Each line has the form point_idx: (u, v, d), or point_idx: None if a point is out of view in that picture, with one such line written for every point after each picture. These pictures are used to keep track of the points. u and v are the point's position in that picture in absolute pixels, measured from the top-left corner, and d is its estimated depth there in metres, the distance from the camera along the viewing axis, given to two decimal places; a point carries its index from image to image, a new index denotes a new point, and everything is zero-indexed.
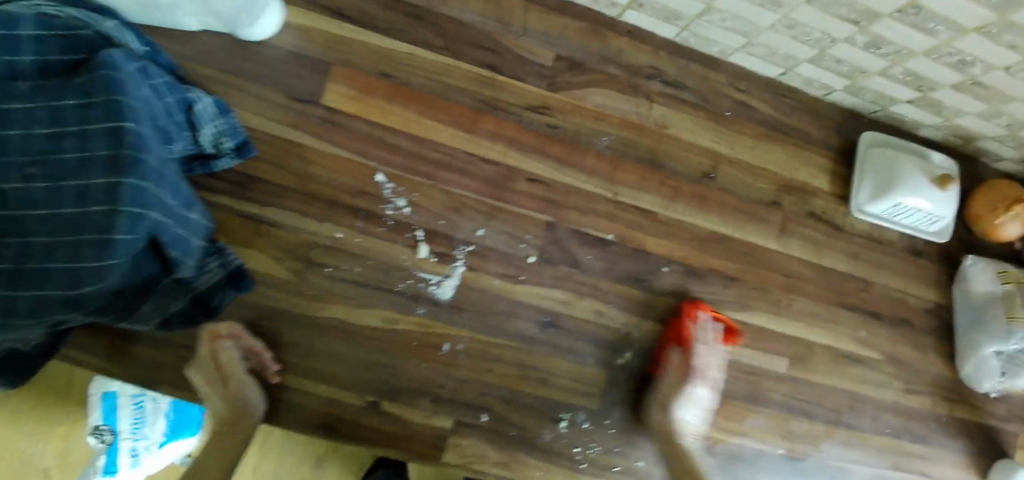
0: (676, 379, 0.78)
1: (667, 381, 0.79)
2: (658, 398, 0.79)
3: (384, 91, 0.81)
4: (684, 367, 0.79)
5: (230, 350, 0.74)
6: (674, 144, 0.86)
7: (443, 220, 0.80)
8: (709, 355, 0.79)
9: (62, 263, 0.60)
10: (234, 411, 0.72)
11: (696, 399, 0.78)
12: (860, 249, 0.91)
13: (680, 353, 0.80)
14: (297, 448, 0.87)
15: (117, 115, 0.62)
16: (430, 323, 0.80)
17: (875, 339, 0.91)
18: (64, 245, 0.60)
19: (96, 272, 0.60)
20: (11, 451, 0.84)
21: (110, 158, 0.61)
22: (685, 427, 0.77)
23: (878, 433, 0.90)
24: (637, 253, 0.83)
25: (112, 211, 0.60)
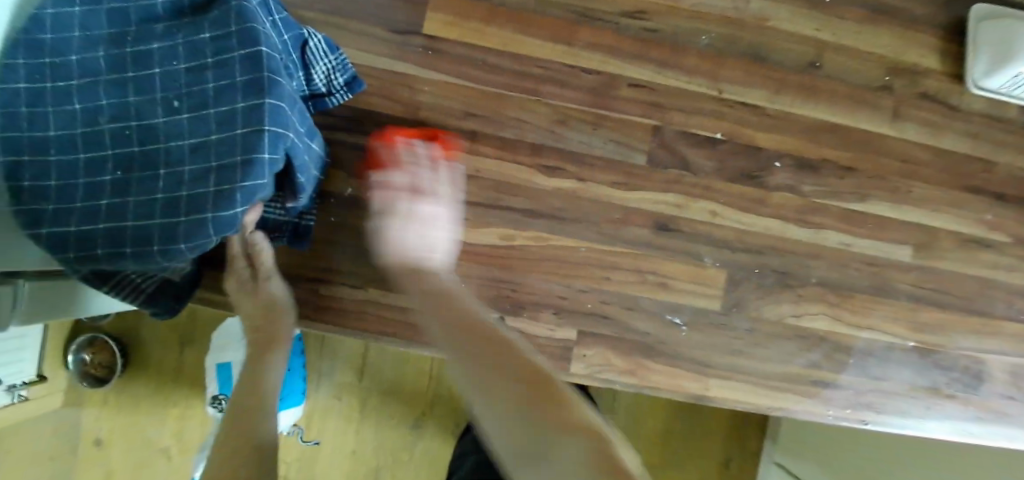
0: (393, 198, 0.74)
1: (384, 203, 0.74)
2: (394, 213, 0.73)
3: (482, 15, 0.84)
4: (401, 185, 0.75)
5: (264, 243, 0.72)
6: (776, 37, 0.84)
7: (550, 133, 0.82)
8: (439, 174, 0.77)
9: (216, 187, 0.58)
10: (269, 308, 0.72)
11: (431, 216, 0.74)
12: (978, 128, 0.87)
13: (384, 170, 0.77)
14: (394, 411, 1.05)
15: (252, 41, 0.60)
16: (546, 236, 0.80)
17: (1001, 221, 0.87)
18: (214, 171, 0.58)
19: (248, 192, 0.58)
20: (137, 431, 0.95)
21: (249, 83, 0.59)
22: (418, 237, 0.71)
23: (1011, 318, 0.87)
24: (748, 149, 0.82)
25: (258, 131, 0.58)
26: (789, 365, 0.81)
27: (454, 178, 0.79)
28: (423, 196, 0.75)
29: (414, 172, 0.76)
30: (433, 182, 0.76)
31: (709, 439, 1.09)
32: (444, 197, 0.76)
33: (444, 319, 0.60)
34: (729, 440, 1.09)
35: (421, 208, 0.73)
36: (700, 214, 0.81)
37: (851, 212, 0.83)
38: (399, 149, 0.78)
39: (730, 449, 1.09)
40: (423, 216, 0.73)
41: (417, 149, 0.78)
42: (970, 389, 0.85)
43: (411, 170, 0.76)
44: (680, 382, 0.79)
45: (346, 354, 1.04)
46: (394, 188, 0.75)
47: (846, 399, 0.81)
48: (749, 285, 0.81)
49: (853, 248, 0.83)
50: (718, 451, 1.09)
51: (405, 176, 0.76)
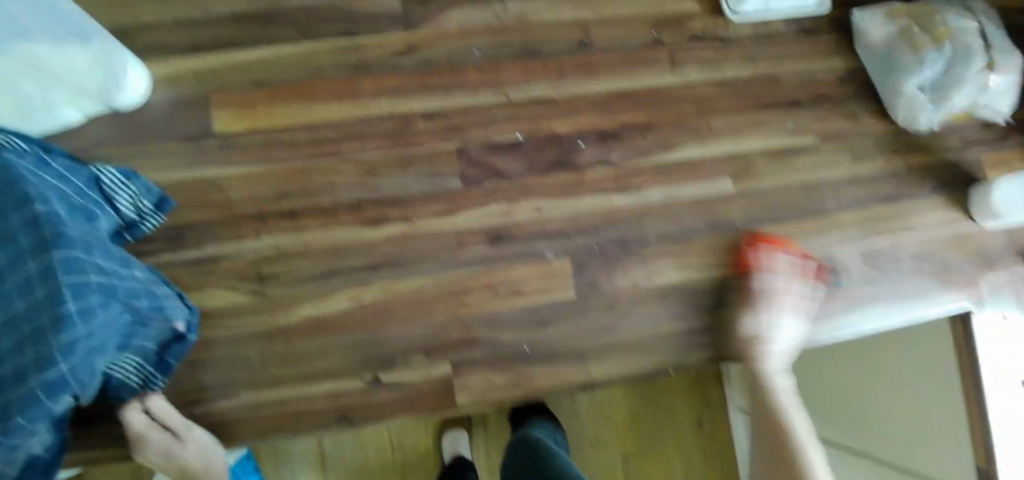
0: (766, 295, 0.82)
1: (763, 308, 0.82)
2: (752, 324, 0.81)
3: (263, 98, 0.83)
4: (764, 278, 0.83)
5: (159, 402, 0.75)
6: (541, 29, 0.88)
7: (364, 187, 0.82)
8: (763, 276, 0.83)
9: (57, 343, 0.58)
10: (199, 452, 0.75)
11: (786, 325, 0.81)
12: (754, 50, 0.92)
13: (756, 275, 0.84)
14: None
15: (23, 200, 0.61)
16: (393, 285, 0.82)
17: (804, 125, 0.92)
18: (50, 328, 0.59)
19: (68, 348, 0.59)
20: None
21: (35, 244, 0.60)
22: (774, 356, 0.78)
23: (845, 209, 0.91)
24: (552, 140, 0.85)
25: (58, 287, 0.59)
26: (656, 325, 0.85)
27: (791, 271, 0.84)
28: (780, 303, 0.81)
29: (776, 284, 0.83)
30: (777, 278, 0.83)
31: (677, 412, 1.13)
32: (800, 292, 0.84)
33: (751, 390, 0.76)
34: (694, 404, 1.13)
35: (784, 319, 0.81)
36: (528, 214, 0.84)
37: (663, 165, 0.87)
38: (771, 259, 0.84)
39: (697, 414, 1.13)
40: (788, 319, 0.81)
41: (775, 270, 0.83)
42: (833, 285, 0.90)
43: (767, 281, 0.83)
44: (562, 376, 0.83)
45: (302, 461, 1.00)
46: (761, 286, 0.83)
47: (721, 336, 0.86)
48: (595, 263, 0.84)
49: (678, 197, 0.87)
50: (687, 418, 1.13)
51: (778, 282, 0.83)
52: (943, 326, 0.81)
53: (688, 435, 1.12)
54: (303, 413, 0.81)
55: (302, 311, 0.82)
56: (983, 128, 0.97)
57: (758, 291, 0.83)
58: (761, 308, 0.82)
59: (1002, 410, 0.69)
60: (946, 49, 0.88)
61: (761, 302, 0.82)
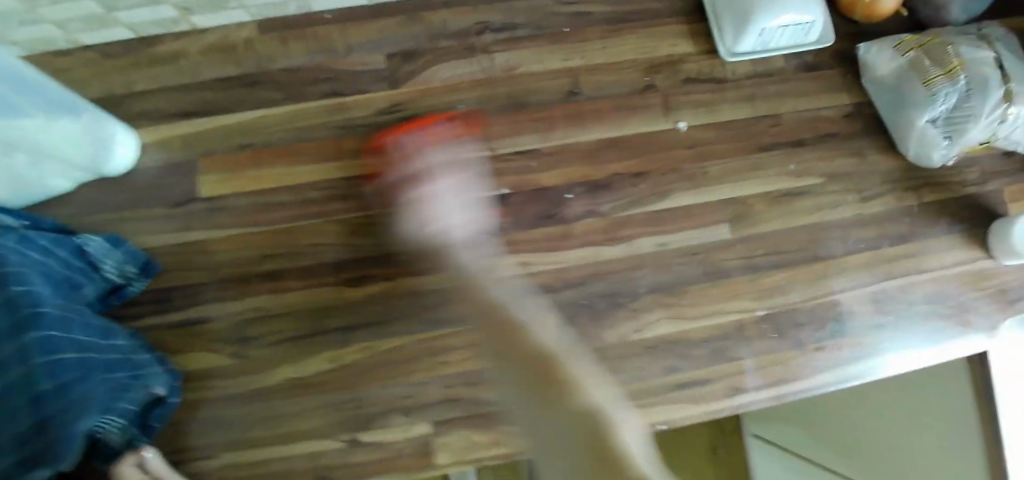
0: (414, 171, 0.80)
1: (408, 180, 0.79)
2: (407, 181, 0.79)
3: (249, 160, 0.84)
4: (435, 157, 0.80)
5: (156, 458, 0.73)
6: (528, 80, 0.86)
7: (348, 247, 0.82)
8: (453, 147, 0.81)
9: (29, 432, 0.54)
10: None
11: (439, 206, 0.78)
12: (751, 90, 0.89)
13: (439, 149, 0.81)
14: None
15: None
16: (375, 345, 0.82)
17: (807, 165, 0.87)
18: (17, 418, 0.54)
19: (40, 438, 0.55)
20: None
21: (4, 327, 0.55)
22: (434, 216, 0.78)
23: (852, 252, 0.86)
24: (539, 192, 0.83)
25: (30, 373, 0.54)
26: (646, 381, 0.81)
27: (461, 153, 0.82)
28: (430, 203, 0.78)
29: (434, 152, 0.80)
30: (440, 164, 0.80)
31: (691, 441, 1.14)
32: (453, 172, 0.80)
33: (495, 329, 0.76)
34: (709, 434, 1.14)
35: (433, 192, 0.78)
36: (513, 269, 0.81)
37: (656, 214, 0.84)
38: (393, 147, 0.82)
39: (711, 441, 1.14)
40: (439, 209, 0.78)
41: (436, 155, 0.80)
42: (836, 334, 0.84)
43: (428, 158, 0.80)
44: None
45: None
46: (413, 163, 0.80)
47: (714, 391, 0.81)
48: (583, 318, 0.81)
49: (670, 246, 0.83)
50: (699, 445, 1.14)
51: (434, 161, 0.80)
52: (958, 387, 0.77)
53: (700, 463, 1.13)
54: (282, 474, 0.79)
55: (285, 372, 0.81)
56: (1000, 161, 0.92)
57: (395, 158, 0.81)
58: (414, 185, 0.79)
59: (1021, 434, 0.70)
60: (958, 83, 0.83)
61: (416, 177, 0.79)
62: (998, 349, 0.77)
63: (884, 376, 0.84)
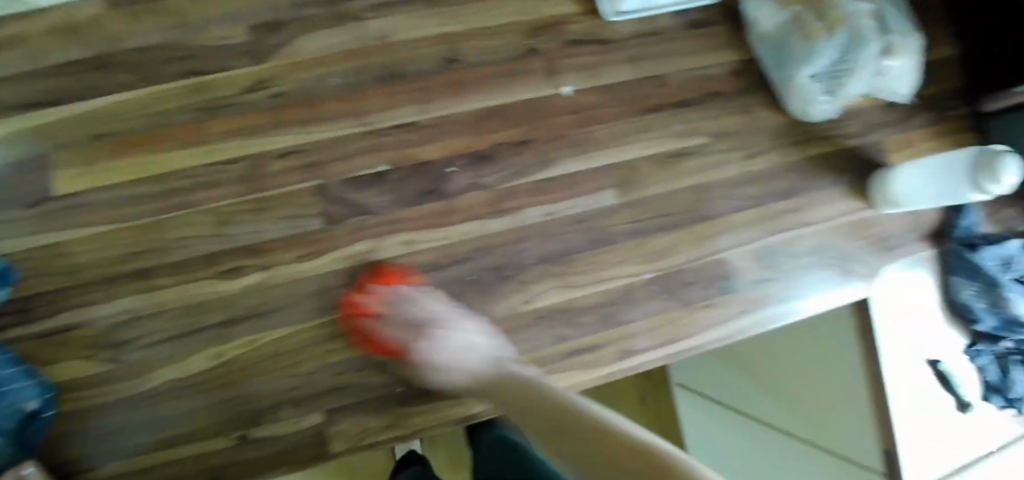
0: (390, 314, 0.76)
1: (406, 339, 0.76)
2: (413, 345, 0.75)
3: (106, 150, 0.77)
4: (382, 311, 0.76)
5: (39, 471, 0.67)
6: (403, 49, 0.82)
7: (221, 237, 0.77)
8: (407, 303, 0.76)
9: None
10: None
11: (452, 342, 0.74)
12: (636, 50, 0.87)
13: (372, 316, 0.77)
14: None
15: None
16: (256, 339, 0.78)
17: (692, 125, 0.87)
18: None
19: None
20: None
21: None
22: (452, 351, 0.73)
23: (737, 210, 0.87)
24: (419, 168, 0.81)
25: None
26: (538, 352, 0.80)
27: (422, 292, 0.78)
28: (433, 331, 0.75)
29: (388, 312, 0.76)
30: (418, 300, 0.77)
31: (624, 392, 1.20)
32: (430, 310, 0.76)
33: (518, 410, 0.65)
34: (637, 383, 1.21)
35: (460, 330, 0.75)
36: (396, 248, 0.80)
37: (542, 183, 0.83)
38: (388, 296, 0.77)
39: (640, 390, 1.22)
40: (447, 341, 0.74)
41: (389, 296, 0.77)
42: (724, 291, 0.85)
43: (383, 323, 0.77)
44: (445, 411, 0.81)
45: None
46: (388, 331, 0.77)
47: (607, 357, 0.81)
48: (472, 292, 0.80)
49: (557, 215, 0.83)
50: (632, 395, 1.21)
51: (392, 328, 0.77)
52: (840, 329, 0.86)
53: (633, 410, 1.20)
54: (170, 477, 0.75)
55: (166, 374, 0.76)
56: (881, 112, 0.93)
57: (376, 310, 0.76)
58: (411, 338, 0.76)
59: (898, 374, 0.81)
60: (838, 36, 0.82)
61: (411, 329, 0.76)
62: (878, 292, 0.85)
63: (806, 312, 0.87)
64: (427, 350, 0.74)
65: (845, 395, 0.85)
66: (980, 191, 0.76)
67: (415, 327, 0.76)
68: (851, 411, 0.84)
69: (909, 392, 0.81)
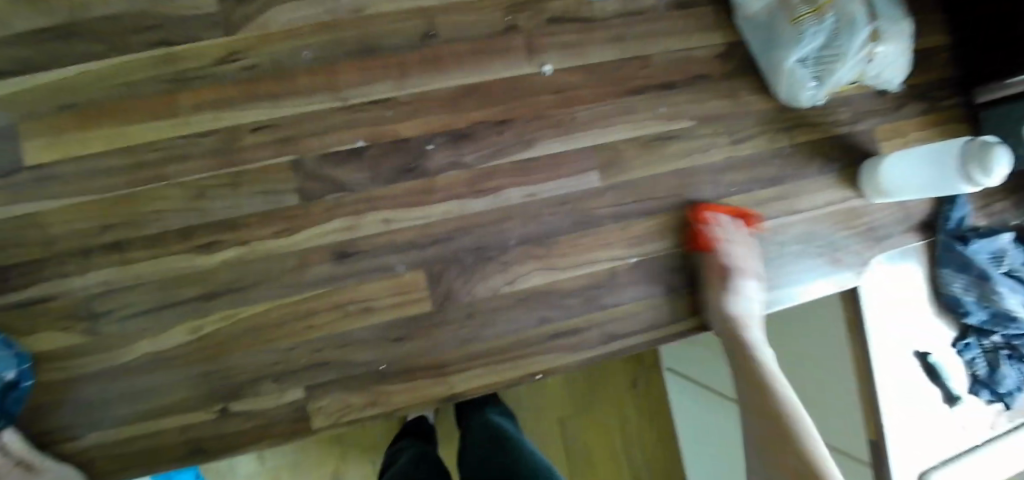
0: (716, 256, 0.81)
1: (733, 275, 0.80)
2: (717, 291, 0.80)
3: (77, 121, 0.76)
4: (717, 249, 0.81)
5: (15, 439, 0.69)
6: (380, 22, 0.80)
7: (195, 212, 0.76)
8: (727, 247, 0.80)
9: None
10: None
11: (747, 293, 0.80)
12: (620, 29, 0.85)
13: (710, 253, 0.81)
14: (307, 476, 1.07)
15: None
16: (232, 313, 0.77)
17: (678, 108, 0.86)
18: None
19: None
20: None
21: None
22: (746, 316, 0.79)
23: (724, 195, 0.86)
24: (396, 144, 0.79)
25: None
26: (519, 332, 0.81)
27: (746, 240, 0.83)
28: (742, 277, 0.80)
29: (731, 247, 0.81)
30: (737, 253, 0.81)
31: (611, 378, 1.22)
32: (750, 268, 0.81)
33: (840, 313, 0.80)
34: (627, 369, 1.23)
35: (749, 285, 0.80)
36: (375, 227, 0.79)
37: (522, 163, 0.81)
38: (721, 226, 0.82)
39: (630, 376, 1.23)
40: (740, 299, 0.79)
41: (727, 232, 0.81)
42: None
43: (723, 251, 0.80)
44: (423, 391, 0.78)
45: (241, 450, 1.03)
46: (719, 263, 0.80)
47: (588, 338, 0.82)
48: (451, 272, 0.80)
49: (539, 196, 0.82)
50: (621, 381, 1.23)
51: (721, 257, 0.80)
52: (832, 318, 0.87)
53: (622, 396, 1.23)
54: (151, 449, 0.76)
55: (141, 347, 0.76)
56: (873, 99, 0.91)
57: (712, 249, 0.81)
58: (722, 285, 0.80)
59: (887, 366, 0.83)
60: (827, 20, 0.80)
61: (726, 271, 0.80)
62: (868, 282, 0.86)
63: (807, 298, 0.86)
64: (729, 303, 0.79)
65: (832, 384, 0.86)
66: (966, 175, 0.75)
67: (732, 273, 0.80)
68: (836, 403, 0.85)
69: (896, 384, 0.82)
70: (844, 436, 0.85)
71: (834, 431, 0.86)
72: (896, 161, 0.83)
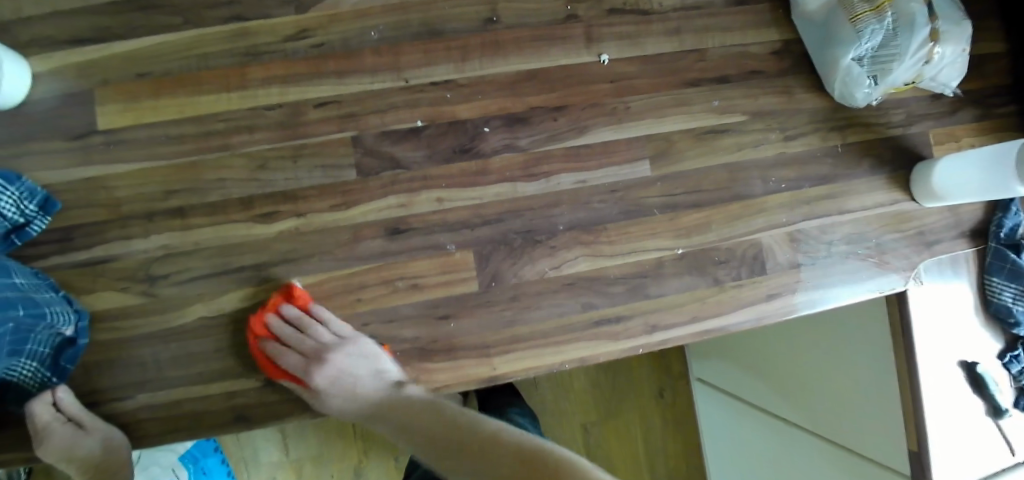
0: (288, 345, 0.75)
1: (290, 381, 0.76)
2: (309, 378, 0.75)
3: (150, 89, 0.78)
4: (286, 342, 0.75)
5: (65, 396, 0.72)
6: (444, 6, 0.82)
7: (257, 181, 0.79)
8: (314, 327, 0.76)
9: None
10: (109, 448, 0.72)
11: (345, 366, 0.74)
12: (679, 23, 0.86)
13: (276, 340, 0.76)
14: (332, 469, 1.06)
15: None
16: (288, 282, 0.79)
17: (731, 102, 0.86)
18: None
19: None
20: None
21: None
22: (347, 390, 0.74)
23: (772, 192, 0.86)
24: (454, 125, 0.81)
25: None
26: (563, 318, 0.81)
27: (324, 323, 0.77)
28: (321, 363, 0.74)
29: (292, 339, 0.75)
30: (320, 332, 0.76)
31: (638, 388, 1.21)
32: (342, 345, 0.75)
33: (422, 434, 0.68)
34: (654, 379, 1.21)
35: (336, 363, 0.74)
36: (428, 205, 0.80)
37: (575, 150, 0.83)
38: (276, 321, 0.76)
39: (657, 386, 1.21)
40: (341, 376, 0.74)
41: (280, 329, 0.76)
42: (757, 273, 0.84)
43: (272, 352, 0.75)
44: (467, 372, 0.79)
45: (264, 438, 1.04)
46: (289, 354, 0.75)
47: (631, 327, 0.82)
48: (501, 254, 0.81)
49: (590, 183, 0.83)
50: (647, 391, 1.21)
51: (289, 352, 0.75)
52: (872, 323, 0.85)
53: (647, 406, 1.21)
54: (197, 414, 0.77)
55: (198, 312, 0.78)
56: (928, 103, 0.91)
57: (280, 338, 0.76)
58: (306, 373, 0.74)
59: (932, 375, 0.80)
60: (885, 19, 0.81)
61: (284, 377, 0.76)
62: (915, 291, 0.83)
63: (850, 302, 0.85)
64: (331, 381, 0.74)
65: (869, 392, 0.84)
66: (1021, 173, 0.75)
67: (323, 354, 0.75)
68: (872, 410, 0.83)
69: (940, 393, 0.80)
70: (877, 451, 0.82)
71: (869, 442, 0.83)
72: (946, 166, 0.83)
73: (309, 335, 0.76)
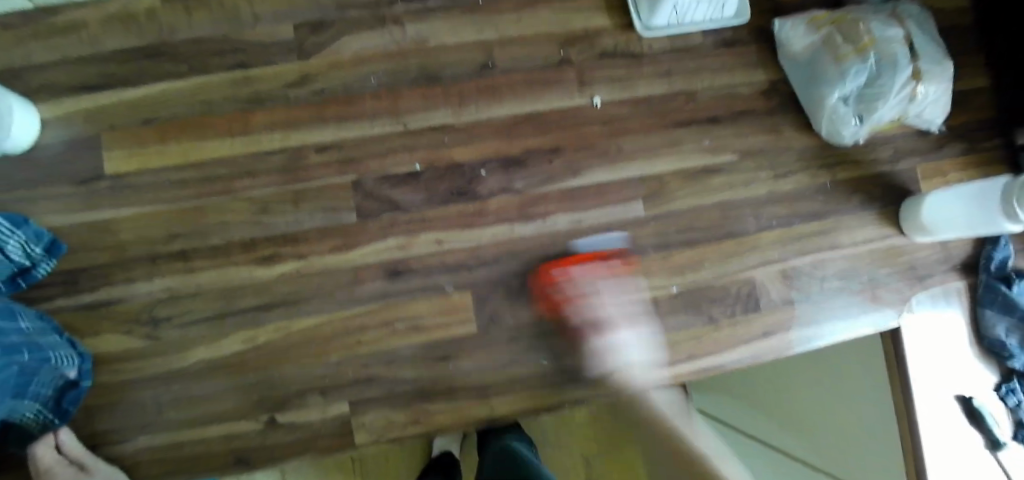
0: (586, 305, 0.78)
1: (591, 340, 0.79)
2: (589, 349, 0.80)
3: (155, 134, 0.81)
4: (580, 307, 0.78)
5: (68, 438, 0.73)
6: (442, 52, 0.84)
7: (258, 224, 0.80)
8: (590, 301, 0.78)
9: None
10: None
11: (619, 344, 0.78)
12: (669, 65, 0.88)
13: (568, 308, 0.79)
14: None
15: None
16: (288, 324, 0.80)
17: (721, 141, 0.88)
18: None
19: None
20: None
21: None
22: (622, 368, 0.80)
23: (764, 229, 0.87)
24: (452, 168, 0.83)
25: None
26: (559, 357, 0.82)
27: (606, 290, 0.79)
28: (605, 334, 0.78)
29: (589, 303, 0.78)
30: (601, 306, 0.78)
31: None
32: (615, 319, 0.78)
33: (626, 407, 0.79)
34: None
35: (621, 338, 0.78)
36: (427, 247, 0.82)
37: (570, 191, 0.84)
38: (571, 285, 0.79)
39: None
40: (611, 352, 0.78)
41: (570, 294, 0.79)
42: (751, 309, 0.86)
43: (573, 312, 0.79)
44: (465, 412, 0.80)
45: None
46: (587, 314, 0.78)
47: None
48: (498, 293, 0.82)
49: (584, 223, 0.84)
50: None
51: (589, 312, 0.78)
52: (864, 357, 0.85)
53: None
54: (196, 456, 0.78)
55: (199, 353, 0.79)
56: (914, 140, 0.93)
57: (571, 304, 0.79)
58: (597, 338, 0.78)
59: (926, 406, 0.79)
60: (869, 59, 0.83)
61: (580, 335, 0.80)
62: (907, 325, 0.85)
63: (836, 339, 0.87)
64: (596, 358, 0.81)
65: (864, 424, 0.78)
66: (1006, 209, 0.75)
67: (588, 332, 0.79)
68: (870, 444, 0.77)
69: (937, 427, 0.79)
70: None
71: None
72: (934, 201, 0.85)
73: (586, 308, 0.78)
